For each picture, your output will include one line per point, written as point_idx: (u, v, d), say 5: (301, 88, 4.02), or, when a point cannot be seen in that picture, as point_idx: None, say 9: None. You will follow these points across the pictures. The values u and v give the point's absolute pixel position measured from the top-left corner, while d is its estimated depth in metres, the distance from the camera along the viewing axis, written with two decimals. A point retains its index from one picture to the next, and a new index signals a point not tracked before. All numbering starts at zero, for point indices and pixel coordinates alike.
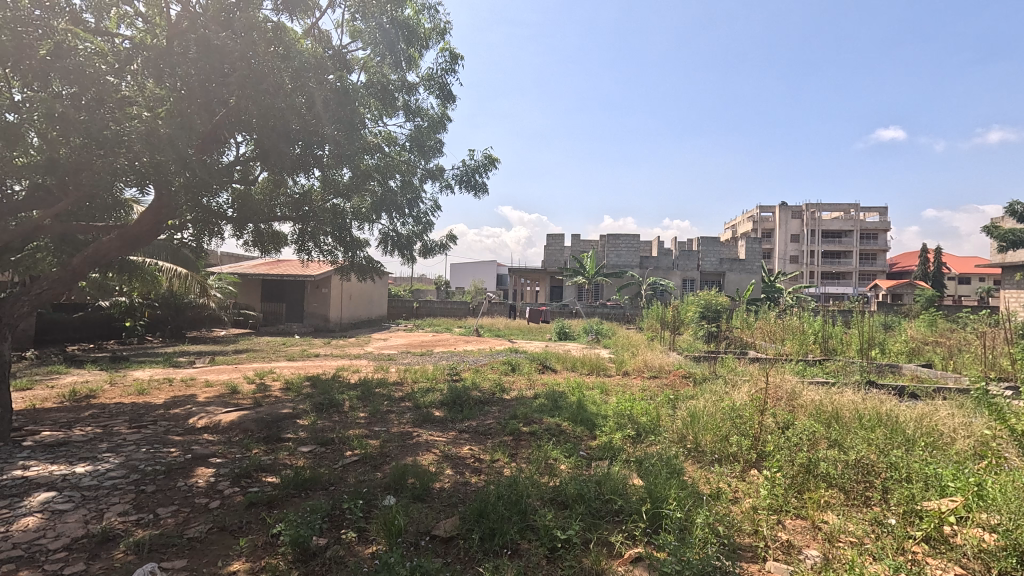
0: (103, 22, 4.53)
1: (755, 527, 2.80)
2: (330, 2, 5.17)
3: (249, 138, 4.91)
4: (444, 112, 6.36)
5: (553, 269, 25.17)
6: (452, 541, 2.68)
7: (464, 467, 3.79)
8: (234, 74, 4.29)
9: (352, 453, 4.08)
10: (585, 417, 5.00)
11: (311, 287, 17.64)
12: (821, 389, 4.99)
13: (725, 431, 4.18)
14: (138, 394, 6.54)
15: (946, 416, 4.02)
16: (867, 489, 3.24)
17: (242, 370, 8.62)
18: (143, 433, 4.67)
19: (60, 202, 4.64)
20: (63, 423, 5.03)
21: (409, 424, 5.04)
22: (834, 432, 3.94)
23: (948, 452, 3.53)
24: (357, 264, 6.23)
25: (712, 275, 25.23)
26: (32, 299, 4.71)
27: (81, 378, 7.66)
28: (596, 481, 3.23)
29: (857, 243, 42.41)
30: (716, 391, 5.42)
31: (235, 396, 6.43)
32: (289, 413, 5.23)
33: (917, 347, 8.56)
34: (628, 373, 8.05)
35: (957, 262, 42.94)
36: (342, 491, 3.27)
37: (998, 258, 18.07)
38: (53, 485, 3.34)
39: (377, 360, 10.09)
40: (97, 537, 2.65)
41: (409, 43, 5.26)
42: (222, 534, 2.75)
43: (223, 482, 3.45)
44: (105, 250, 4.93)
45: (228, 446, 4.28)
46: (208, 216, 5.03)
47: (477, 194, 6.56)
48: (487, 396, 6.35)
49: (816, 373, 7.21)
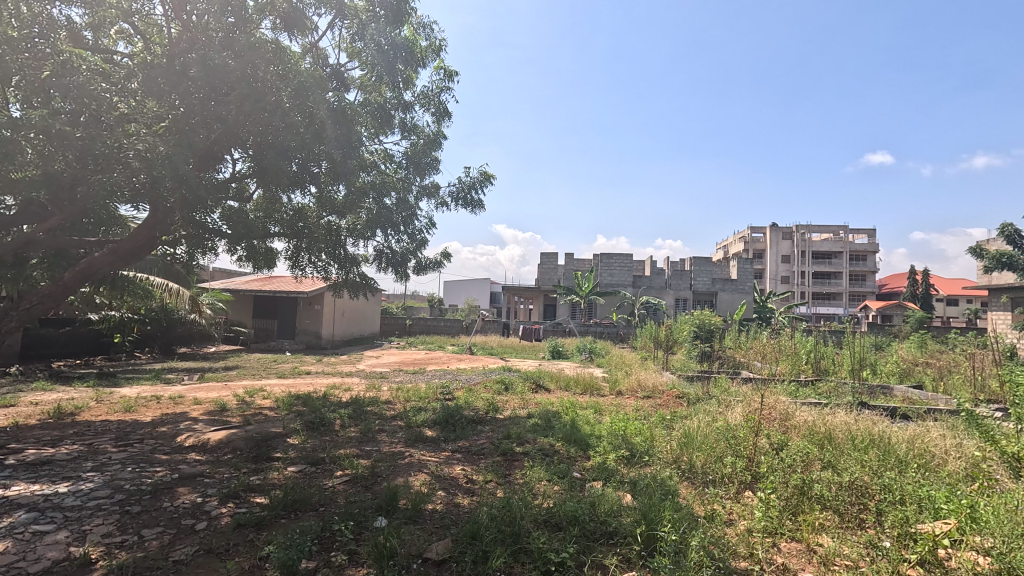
0: (102, 40, 4.59)
1: (750, 550, 2.77)
2: (330, 23, 5.28)
3: (245, 155, 4.91)
4: (439, 130, 6.44)
5: (547, 287, 25.21)
6: (445, 564, 2.62)
7: (456, 488, 3.74)
8: (234, 93, 4.32)
9: (342, 473, 4.02)
10: (579, 438, 4.98)
11: (304, 304, 17.58)
12: (815, 410, 4.98)
13: (720, 452, 4.18)
14: (125, 412, 6.41)
15: (938, 438, 4.06)
16: (862, 511, 3.25)
17: (232, 388, 8.47)
18: (130, 452, 4.58)
19: (54, 218, 4.65)
20: (47, 440, 4.93)
21: (400, 444, 4.96)
22: (828, 453, 3.93)
23: (942, 474, 3.56)
24: (351, 281, 6.16)
25: (705, 296, 25.45)
26: (20, 315, 4.76)
27: (65, 395, 7.50)
28: (590, 503, 3.21)
29: (847, 265, 43.02)
30: (710, 411, 5.40)
31: (225, 414, 6.34)
32: (279, 431, 5.15)
33: (908, 368, 8.62)
34: (622, 393, 8.01)
35: (944, 283, 43.69)
36: (333, 513, 3.21)
37: (985, 281, 18.31)
38: (34, 506, 3.24)
39: (369, 378, 10.02)
40: (79, 560, 2.58)
41: (406, 64, 5.38)
42: (208, 556, 2.68)
43: (211, 502, 3.38)
44: (98, 266, 4.91)
45: (216, 465, 4.20)
46: (202, 233, 4.87)
47: (473, 211, 6.61)
48: (480, 415, 6.29)
49: (809, 394, 7.20)
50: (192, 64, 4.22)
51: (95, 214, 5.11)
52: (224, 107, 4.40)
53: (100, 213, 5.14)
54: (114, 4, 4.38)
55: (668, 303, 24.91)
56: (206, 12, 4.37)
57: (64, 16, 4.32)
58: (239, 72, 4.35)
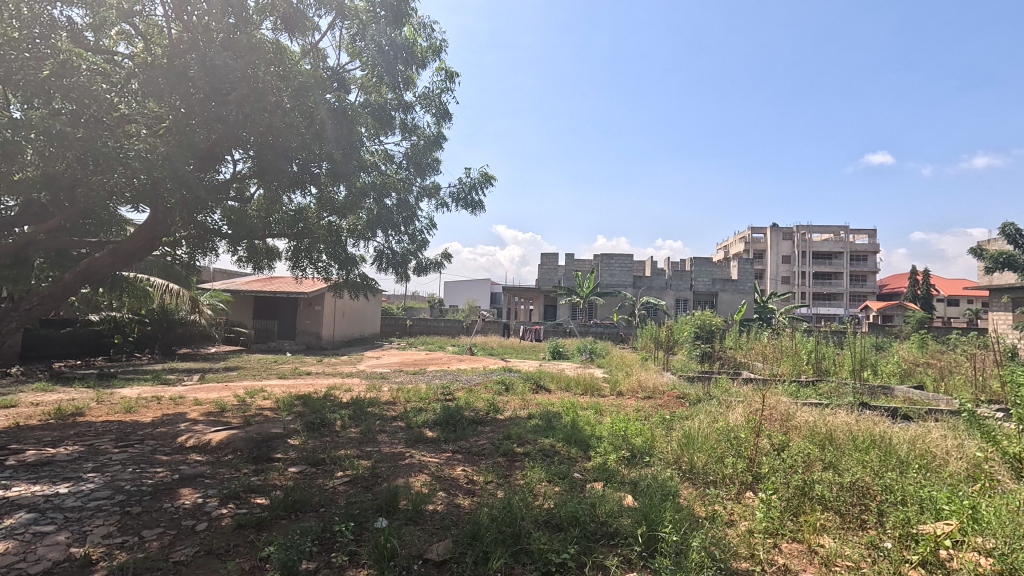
0: (102, 41, 4.59)
1: (751, 551, 2.76)
2: (330, 23, 5.28)
3: (246, 155, 4.91)
4: (440, 130, 6.44)
5: (547, 288, 25.20)
6: (445, 565, 2.62)
7: (457, 489, 3.73)
8: (234, 93, 4.32)
9: (343, 474, 4.02)
10: (580, 438, 4.97)
11: (304, 304, 17.57)
12: (815, 411, 4.97)
13: (721, 453, 4.18)
14: (125, 413, 6.41)
15: (939, 438, 4.06)
16: (863, 512, 3.23)
17: (233, 389, 8.46)
18: (130, 452, 4.57)
19: (53, 219, 4.65)
20: (47, 441, 4.93)
21: (401, 445, 4.96)
22: (829, 454, 3.92)
23: (943, 474, 3.55)
24: (351, 282, 6.17)
25: (705, 296, 25.46)
26: (21, 315, 4.75)
27: (65, 396, 7.49)
28: (591, 503, 3.20)
29: (848, 265, 42.99)
30: (710, 412, 5.39)
31: (225, 414, 6.33)
32: (279, 432, 5.14)
33: (909, 368, 8.60)
34: (623, 394, 8.00)
35: (944, 284, 43.69)
36: (333, 513, 3.21)
37: (986, 281, 18.32)
38: (34, 506, 3.25)
39: (370, 378, 10.02)
40: (79, 561, 2.57)
41: (406, 64, 5.38)
42: (208, 557, 2.68)
43: (212, 503, 3.38)
44: (98, 266, 4.91)
45: (216, 466, 4.20)
46: (203, 233, 4.87)
47: (473, 212, 6.61)
48: (481, 416, 6.28)
49: (810, 394, 7.20)
50: (193, 64, 4.21)
51: (95, 215, 5.11)
52: (224, 108, 4.40)
53: (100, 213, 5.15)
54: (115, 5, 4.38)
55: (668, 303, 24.91)
56: (206, 12, 4.36)
57: (65, 16, 4.33)
58: (239, 73, 4.35)
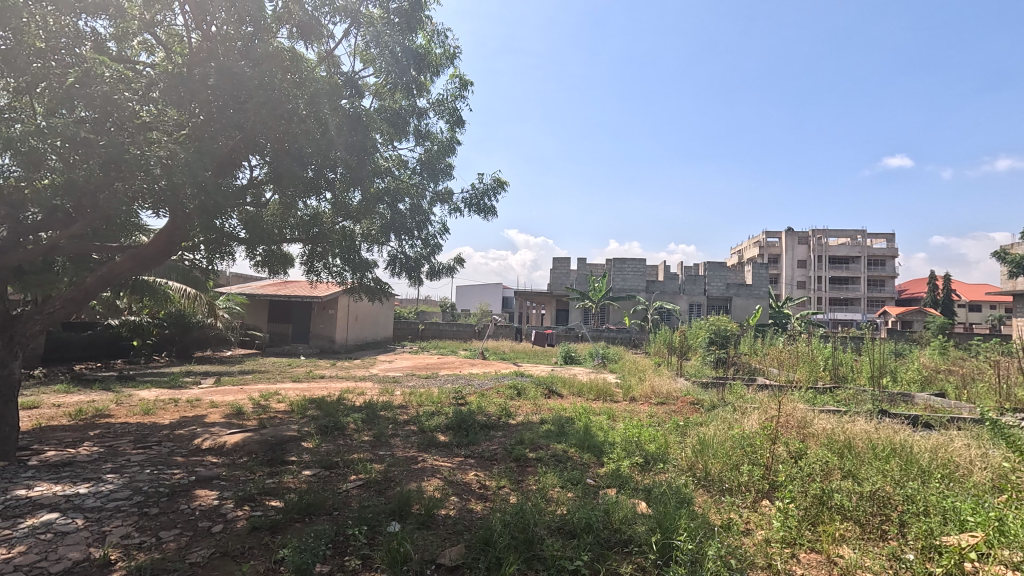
0: (125, 51, 4.72)
1: (768, 561, 2.71)
2: (345, 31, 5.35)
3: (262, 162, 4.99)
4: (453, 136, 6.49)
5: (559, 292, 25.15)
6: (458, 570, 2.62)
7: (469, 493, 3.73)
8: (251, 100, 4.41)
9: (356, 477, 4.04)
10: (592, 444, 4.94)
11: (318, 308, 17.77)
12: (833, 418, 4.87)
13: (736, 460, 4.12)
14: (144, 414, 6.52)
15: (962, 447, 3.95)
16: (884, 523, 3.16)
17: (248, 392, 8.57)
18: (148, 454, 4.65)
19: (76, 225, 4.77)
20: (68, 442, 5.03)
21: (414, 448, 4.99)
22: (848, 463, 3.84)
23: (966, 485, 3.46)
24: (365, 286, 6.22)
25: (719, 301, 25.16)
26: (44, 318, 4.81)
27: (86, 397, 7.65)
28: (604, 509, 3.18)
29: (865, 270, 42.22)
30: (726, 418, 5.33)
31: (241, 417, 6.41)
32: (293, 435, 5.19)
33: (930, 375, 8.40)
34: (636, 400, 7.93)
35: (967, 289, 42.66)
36: (346, 516, 3.23)
37: (1010, 285, 17.87)
38: (56, 506, 3.32)
39: (383, 382, 10.08)
40: (99, 560, 2.62)
41: (418, 70, 5.44)
42: (224, 559, 2.70)
43: (227, 505, 3.42)
44: (118, 270, 5.01)
45: (231, 468, 4.25)
46: (220, 238, 4.95)
47: (486, 217, 6.63)
48: (493, 421, 6.27)
49: (826, 401, 7.07)
50: (211, 72, 4.32)
51: (115, 220, 5.22)
52: (241, 114, 4.48)
53: (120, 219, 5.25)
54: (137, 16, 4.50)
55: (681, 308, 24.69)
56: (225, 22, 4.47)
57: (89, 27, 4.44)
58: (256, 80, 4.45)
